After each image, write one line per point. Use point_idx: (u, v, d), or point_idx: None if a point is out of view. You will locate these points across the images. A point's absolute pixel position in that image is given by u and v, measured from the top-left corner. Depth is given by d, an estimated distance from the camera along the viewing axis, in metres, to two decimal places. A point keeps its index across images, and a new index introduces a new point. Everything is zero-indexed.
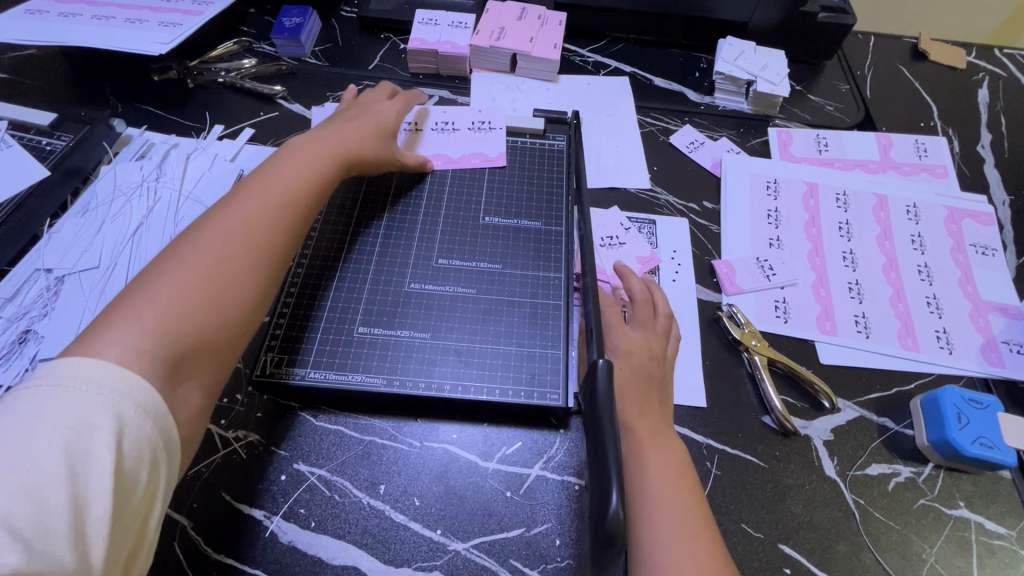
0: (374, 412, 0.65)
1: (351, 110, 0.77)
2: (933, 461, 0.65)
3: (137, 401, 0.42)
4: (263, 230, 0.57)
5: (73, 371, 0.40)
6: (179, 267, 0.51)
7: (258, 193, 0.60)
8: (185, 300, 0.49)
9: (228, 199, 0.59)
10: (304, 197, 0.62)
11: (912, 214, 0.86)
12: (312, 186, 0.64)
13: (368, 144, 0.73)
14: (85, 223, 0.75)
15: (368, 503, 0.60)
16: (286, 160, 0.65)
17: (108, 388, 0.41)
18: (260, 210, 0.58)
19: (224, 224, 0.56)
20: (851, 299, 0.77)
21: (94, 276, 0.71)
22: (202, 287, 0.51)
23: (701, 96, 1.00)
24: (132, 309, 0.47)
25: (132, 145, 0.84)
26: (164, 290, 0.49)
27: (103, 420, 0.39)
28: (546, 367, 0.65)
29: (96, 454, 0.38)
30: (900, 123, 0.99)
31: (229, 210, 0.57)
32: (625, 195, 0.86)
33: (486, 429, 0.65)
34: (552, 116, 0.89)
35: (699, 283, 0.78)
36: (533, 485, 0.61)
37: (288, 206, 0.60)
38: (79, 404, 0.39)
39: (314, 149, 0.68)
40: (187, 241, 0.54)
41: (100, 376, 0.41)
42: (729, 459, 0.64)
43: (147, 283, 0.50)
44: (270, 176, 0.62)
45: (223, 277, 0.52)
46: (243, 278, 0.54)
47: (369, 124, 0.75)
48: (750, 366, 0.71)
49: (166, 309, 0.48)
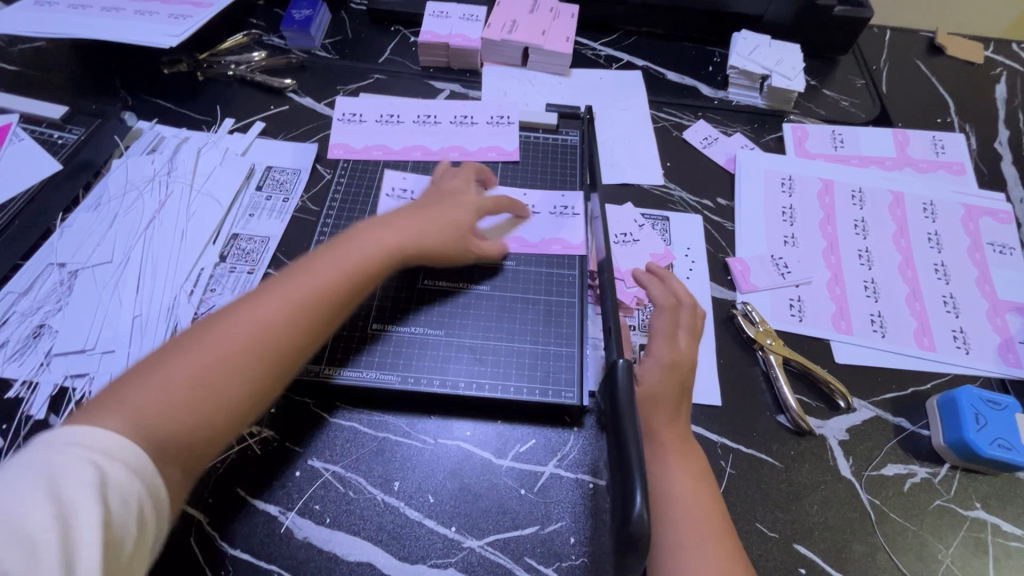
0: (388, 408, 0.65)
1: (443, 184, 0.72)
2: (949, 462, 0.65)
3: (125, 458, 0.40)
4: (288, 318, 0.52)
5: (55, 437, 0.40)
6: (185, 348, 0.48)
7: (303, 278, 0.55)
8: (178, 391, 0.46)
9: (275, 276, 0.56)
10: (341, 292, 0.56)
11: (929, 212, 0.85)
12: (355, 278, 0.57)
13: (437, 229, 0.65)
14: (97, 217, 0.75)
15: (382, 500, 0.60)
16: (347, 243, 0.60)
17: (88, 446, 0.40)
18: (290, 300, 0.53)
19: (250, 308, 0.51)
20: (866, 298, 0.77)
21: (107, 271, 0.71)
22: (192, 383, 0.46)
23: (715, 90, 0.99)
24: (127, 387, 0.45)
25: (143, 138, 0.84)
26: (159, 374, 0.46)
27: (84, 473, 0.38)
28: (561, 365, 0.65)
29: (79, 504, 0.37)
30: (916, 119, 0.98)
31: (267, 291, 0.53)
32: (638, 191, 0.85)
33: (500, 426, 0.64)
34: (565, 111, 0.88)
35: (713, 280, 0.78)
36: (547, 483, 0.61)
37: (322, 300, 0.54)
38: (60, 461, 0.38)
39: (380, 232, 0.62)
40: (212, 318, 0.51)
41: (82, 439, 0.40)
42: (743, 459, 0.64)
43: (154, 357, 0.48)
44: (325, 259, 0.57)
45: (223, 365, 0.48)
46: (249, 369, 0.49)
47: (455, 209, 0.68)
48: (765, 365, 0.71)
49: (155, 397, 0.44)
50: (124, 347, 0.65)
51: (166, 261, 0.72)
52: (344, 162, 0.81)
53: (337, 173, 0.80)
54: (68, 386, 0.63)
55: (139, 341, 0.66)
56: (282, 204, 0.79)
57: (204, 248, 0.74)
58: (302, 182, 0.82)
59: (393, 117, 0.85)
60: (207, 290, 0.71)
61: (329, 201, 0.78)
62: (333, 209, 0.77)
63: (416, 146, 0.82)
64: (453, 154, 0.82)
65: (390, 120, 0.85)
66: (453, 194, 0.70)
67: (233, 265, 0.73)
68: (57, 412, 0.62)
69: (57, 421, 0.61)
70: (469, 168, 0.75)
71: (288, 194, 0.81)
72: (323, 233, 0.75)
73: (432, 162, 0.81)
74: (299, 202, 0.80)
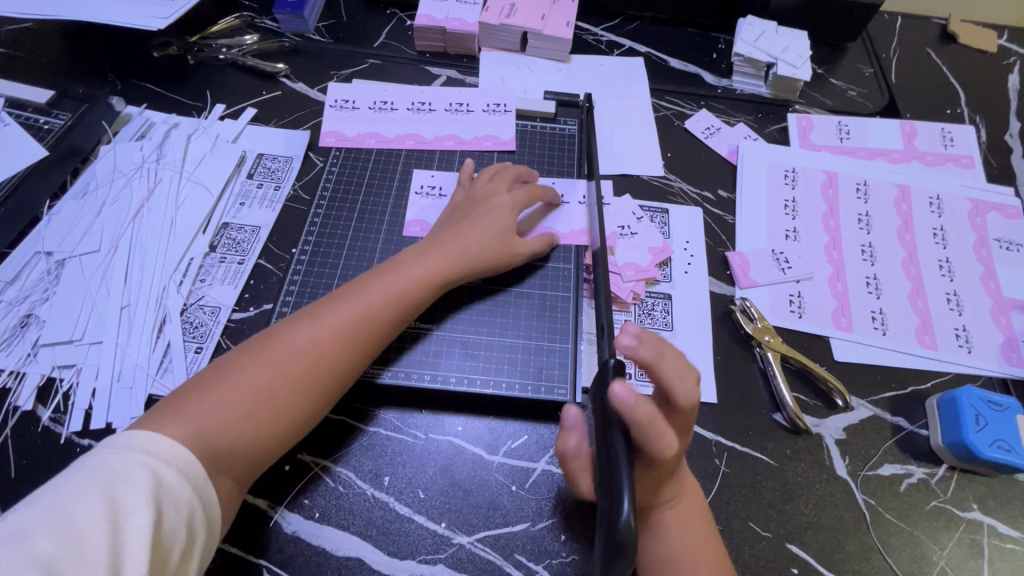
0: (378, 401, 0.64)
1: (480, 190, 0.70)
2: (947, 462, 0.64)
3: (181, 467, 0.47)
4: (333, 344, 0.56)
5: (124, 441, 0.46)
6: (242, 369, 0.54)
7: (347, 310, 0.58)
8: (232, 411, 0.52)
9: (325, 302, 0.60)
10: (381, 326, 0.59)
11: (935, 206, 0.83)
12: (394, 311, 0.60)
13: (473, 249, 0.65)
14: (85, 205, 0.73)
15: (372, 495, 0.59)
16: (390, 272, 0.62)
17: (151, 453, 0.46)
18: (335, 333, 0.57)
19: (299, 337, 0.56)
20: (868, 294, 0.75)
21: (94, 260, 0.69)
22: (244, 405, 0.52)
23: (719, 79, 0.96)
24: (195, 399, 0.52)
25: (131, 124, 0.82)
26: (220, 393, 0.52)
27: (143, 480, 0.44)
28: (555, 361, 0.64)
29: (133, 509, 0.42)
30: (925, 110, 0.95)
31: (315, 319, 0.57)
32: (638, 182, 0.83)
33: (492, 422, 0.63)
34: (563, 99, 0.86)
35: (712, 275, 0.76)
36: (539, 480, 0.60)
37: (361, 334, 0.58)
38: (123, 467, 0.44)
39: (419, 259, 0.63)
40: (268, 340, 0.56)
41: (147, 447, 0.46)
42: (738, 457, 0.63)
43: (218, 373, 0.54)
44: (369, 288, 0.60)
45: (272, 388, 0.53)
46: (294, 391, 0.54)
47: (492, 220, 0.67)
48: (762, 362, 0.69)
49: (212, 410, 0.51)
50: (112, 338, 0.65)
51: (155, 250, 0.71)
52: (336, 150, 0.79)
53: (329, 161, 0.79)
54: (55, 378, 0.62)
55: (127, 332, 0.65)
56: (273, 193, 0.78)
57: (194, 237, 0.73)
58: (294, 170, 0.80)
59: (387, 104, 0.83)
60: (196, 281, 0.70)
61: (320, 189, 0.76)
62: (324, 198, 0.76)
63: (410, 134, 0.81)
64: (446, 143, 0.80)
65: (383, 107, 0.83)
66: (489, 203, 0.69)
67: (224, 256, 0.72)
68: (45, 403, 0.61)
69: (45, 413, 0.61)
70: (510, 168, 0.73)
71: (280, 182, 0.79)
72: (314, 222, 0.73)
73: (426, 151, 0.80)
74: (291, 190, 0.78)
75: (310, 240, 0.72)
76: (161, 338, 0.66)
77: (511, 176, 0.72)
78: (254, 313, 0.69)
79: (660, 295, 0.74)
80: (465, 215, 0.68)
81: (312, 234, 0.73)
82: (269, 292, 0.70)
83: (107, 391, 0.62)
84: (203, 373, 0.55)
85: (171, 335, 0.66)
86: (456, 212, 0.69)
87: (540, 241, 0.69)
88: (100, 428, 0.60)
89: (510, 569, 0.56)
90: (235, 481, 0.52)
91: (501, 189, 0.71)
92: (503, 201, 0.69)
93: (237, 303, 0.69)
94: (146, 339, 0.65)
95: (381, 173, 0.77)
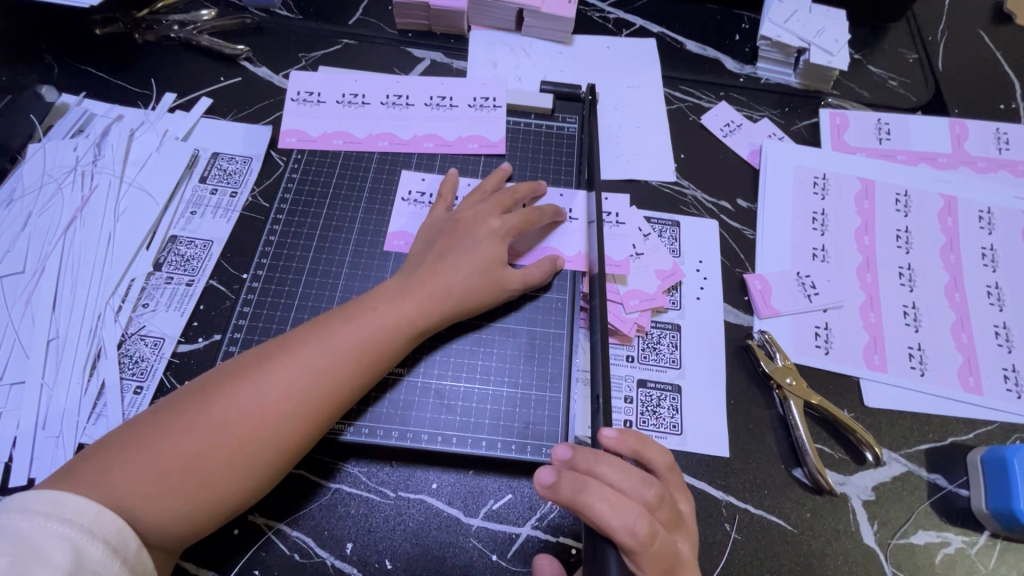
0: (341, 453, 0.56)
1: (469, 213, 0.61)
2: (990, 529, 0.56)
3: (109, 541, 0.39)
4: (292, 404, 0.48)
5: (42, 505, 0.39)
6: (179, 424, 0.45)
7: (309, 360, 0.49)
8: (163, 478, 0.43)
9: (285, 343, 0.51)
10: (349, 380, 0.50)
11: (986, 221, 0.72)
12: (366, 361, 0.51)
13: (459, 287, 0.56)
14: (10, 216, 0.64)
15: (333, 565, 0.52)
16: (364, 311, 0.53)
17: (72, 522, 0.39)
18: (293, 389, 0.48)
19: (250, 390, 0.47)
20: (905, 327, 0.66)
21: (19, 283, 0.61)
22: (178, 471, 0.44)
23: (742, 65, 0.84)
24: (118, 459, 0.43)
25: (67, 117, 0.72)
26: (150, 455, 0.44)
27: (64, 556, 0.37)
28: (543, 414, 0.56)
29: None
30: (975, 105, 0.83)
31: (271, 367, 0.49)
32: (646, 189, 0.73)
33: (471, 479, 0.55)
34: (563, 91, 0.75)
35: (728, 301, 0.67)
36: (523, 548, 0.53)
37: (325, 390, 0.49)
38: (39, 539, 0.37)
39: (398, 297, 0.54)
40: (213, 387, 0.48)
41: (69, 514, 0.39)
42: (751, 521, 0.56)
43: (150, 425, 0.45)
44: (337, 332, 0.51)
45: (217, 452, 0.45)
46: (243, 458, 0.46)
47: (482, 252, 0.58)
48: (782, 408, 0.61)
49: (141, 478, 0.43)
50: (37, 378, 0.57)
51: (90, 270, 0.62)
52: (299, 152, 0.69)
53: (290, 165, 0.68)
54: None
55: (55, 370, 0.57)
56: (228, 200, 0.68)
57: (136, 255, 0.64)
58: (253, 173, 0.70)
59: (358, 97, 0.72)
60: (137, 306, 0.61)
61: (279, 198, 0.66)
62: (283, 208, 0.66)
63: (384, 134, 0.70)
64: (426, 144, 0.69)
65: (354, 101, 0.72)
66: (479, 231, 0.59)
67: (169, 276, 0.63)
68: None
69: None
70: (510, 192, 0.63)
71: (236, 188, 0.69)
72: (270, 239, 0.64)
73: (403, 153, 0.69)
74: (248, 197, 0.68)
75: (265, 260, 0.63)
76: (94, 377, 0.57)
77: (510, 202, 0.62)
78: (202, 346, 0.60)
79: (667, 327, 0.64)
80: (450, 244, 0.59)
81: (268, 253, 0.63)
82: (221, 320, 0.61)
83: (31, 441, 0.54)
84: (135, 422, 0.46)
85: (106, 373, 0.57)
86: (440, 239, 0.60)
87: (541, 270, 0.60)
88: (21, 484, 0.53)
89: None
90: (167, 552, 0.45)
91: (494, 214, 0.61)
92: (497, 229, 0.60)
93: (184, 334, 0.60)
94: (76, 378, 0.57)
95: (349, 181, 0.67)
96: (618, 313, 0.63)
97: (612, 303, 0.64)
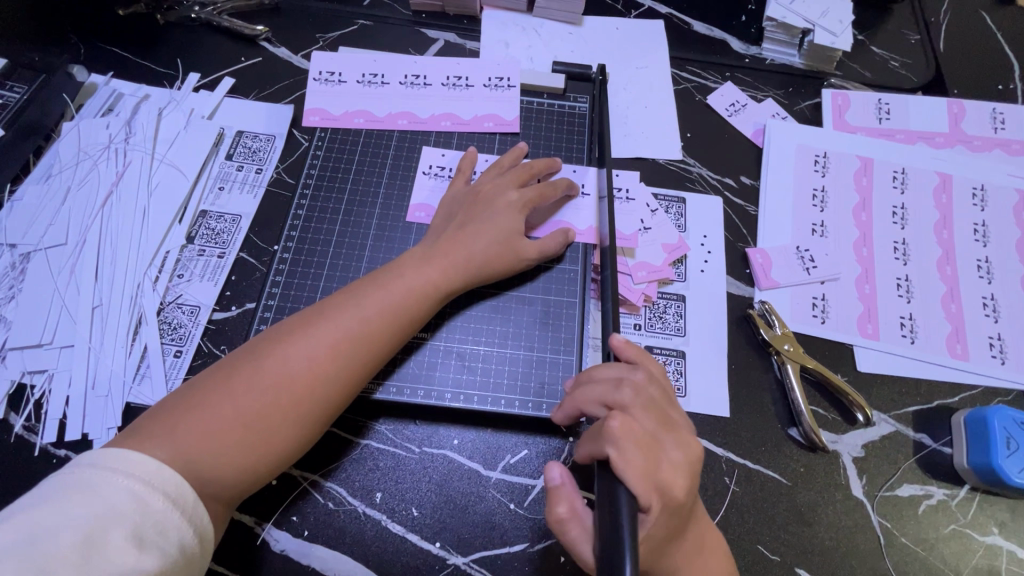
0: (370, 412, 0.60)
1: (488, 186, 0.64)
2: (970, 483, 0.61)
3: (168, 492, 0.43)
4: (331, 363, 0.51)
5: (108, 460, 0.43)
6: (231, 387, 0.49)
7: (345, 324, 0.53)
8: (221, 435, 0.47)
9: (320, 310, 0.54)
10: (382, 341, 0.54)
11: (979, 198, 0.76)
12: (396, 324, 0.55)
13: (480, 256, 0.60)
14: (49, 190, 0.68)
15: (364, 512, 0.56)
16: (391, 279, 0.57)
17: (133, 476, 0.42)
18: (331, 350, 0.52)
19: (293, 353, 0.51)
20: (898, 298, 0.70)
21: (62, 254, 0.65)
22: (235, 428, 0.48)
23: (747, 46, 0.86)
24: (179, 420, 0.47)
25: (97, 96, 0.75)
26: (206, 414, 0.48)
27: (130, 508, 0.40)
28: (557, 375, 0.61)
29: (112, 541, 0.39)
30: (974, 85, 0.86)
31: (310, 332, 0.52)
32: (653, 167, 0.76)
33: (489, 435, 0.60)
34: (574, 71, 0.78)
35: (730, 274, 0.70)
36: (538, 498, 0.57)
37: (362, 352, 0.53)
38: (107, 491, 0.41)
39: (423, 265, 0.58)
40: (259, 352, 0.51)
41: (131, 468, 0.43)
42: (749, 476, 0.60)
43: (204, 389, 0.49)
44: (368, 299, 0.55)
45: (268, 409, 0.49)
46: (289, 413, 0.50)
47: (500, 223, 0.62)
48: (780, 372, 0.65)
49: (201, 434, 0.47)
50: (85, 342, 0.61)
51: (127, 243, 0.66)
52: (322, 130, 0.72)
53: (314, 142, 0.71)
54: (26, 384, 0.59)
55: (100, 335, 0.61)
56: (254, 176, 0.71)
57: (170, 228, 0.67)
58: (277, 150, 0.73)
59: (377, 77, 0.75)
60: (173, 277, 0.65)
61: (304, 174, 0.69)
62: (309, 184, 0.69)
63: (403, 112, 0.73)
64: (443, 123, 0.72)
65: (374, 80, 0.74)
66: (497, 203, 0.63)
67: (202, 248, 0.66)
68: (17, 411, 0.58)
69: (17, 421, 0.58)
70: (527, 166, 0.66)
71: (261, 165, 0.72)
72: (297, 213, 0.67)
73: (422, 131, 0.72)
74: (273, 173, 0.72)
75: (294, 234, 0.66)
76: (137, 341, 0.61)
77: (527, 176, 0.66)
78: (236, 314, 0.64)
79: (673, 297, 0.68)
80: (470, 216, 0.62)
81: (296, 226, 0.67)
82: (252, 289, 0.65)
83: (82, 400, 0.58)
84: (188, 386, 0.50)
85: (148, 338, 0.61)
86: (461, 211, 0.63)
87: (555, 241, 0.63)
88: (76, 439, 0.57)
89: None
90: (227, 503, 0.49)
91: (512, 187, 0.64)
92: (515, 201, 0.63)
93: (218, 302, 0.64)
94: (121, 342, 0.61)
95: (371, 157, 0.71)
96: (628, 284, 0.67)
97: (623, 274, 0.68)
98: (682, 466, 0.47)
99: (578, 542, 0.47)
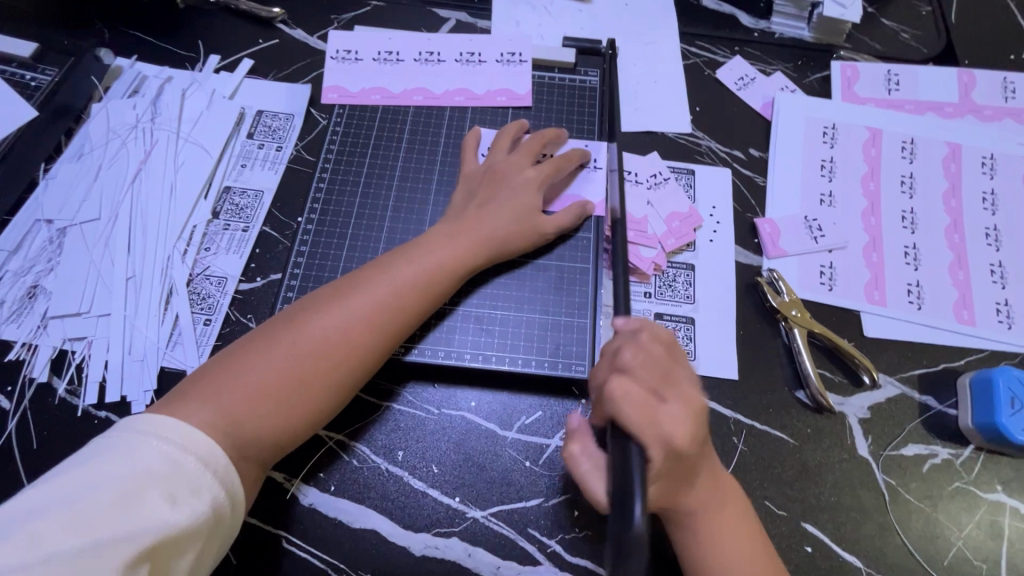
0: (395, 376, 0.63)
1: (503, 164, 0.66)
2: (974, 443, 0.62)
3: (200, 453, 0.45)
4: (362, 333, 0.54)
5: (143, 425, 0.44)
6: (268, 354, 0.51)
7: (379, 295, 0.55)
8: (258, 401, 0.49)
9: (354, 281, 0.56)
10: (412, 312, 0.57)
11: (988, 166, 0.76)
12: (423, 298, 0.57)
13: (502, 231, 0.62)
14: (81, 168, 0.71)
15: (387, 469, 0.59)
16: (417, 253, 0.59)
17: (167, 439, 0.44)
18: (364, 320, 0.54)
19: (326, 322, 0.53)
20: (906, 266, 0.71)
21: (96, 228, 0.68)
22: (275, 393, 0.50)
23: (757, 20, 0.87)
24: (222, 381, 0.50)
25: (122, 78, 0.77)
26: (245, 380, 0.50)
27: (161, 469, 0.42)
28: (572, 337, 0.63)
29: (148, 498, 0.41)
30: (985, 55, 0.86)
31: (343, 302, 0.54)
32: (663, 140, 0.77)
33: (506, 397, 0.62)
34: (584, 46, 0.79)
35: (739, 243, 0.72)
36: (553, 456, 0.60)
37: (395, 322, 0.55)
38: (143, 453, 0.43)
39: (449, 240, 0.60)
40: (295, 321, 0.53)
41: (165, 434, 0.44)
42: (757, 437, 0.62)
43: (243, 354, 0.51)
44: (397, 272, 0.57)
45: (301, 378, 0.51)
46: (322, 379, 0.52)
47: (519, 200, 0.64)
48: (787, 337, 0.66)
49: (240, 398, 0.49)
50: (120, 311, 0.64)
51: (156, 218, 0.69)
52: (340, 107, 0.74)
53: (333, 119, 0.74)
54: (67, 350, 0.63)
55: (135, 304, 0.65)
56: (275, 154, 0.74)
57: (196, 204, 0.70)
58: (296, 129, 0.75)
59: (392, 55, 0.77)
60: (201, 250, 0.68)
61: (324, 150, 0.72)
62: (329, 159, 0.71)
63: (418, 89, 0.75)
64: (456, 98, 0.74)
65: (389, 58, 0.76)
66: (515, 180, 0.65)
67: (227, 223, 0.69)
68: (60, 375, 0.62)
69: (60, 385, 0.61)
70: (538, 137, 0.68)
71: (281, 142, 0.74)
72: (319, 187, 0.70)
73: (436, 107, 0.74)
74: (293, 151, 0.74)
75: (315, 208, 0.69)
76: (169, 310, 0.64)
77: (539, 149, 0.68)
78: (261, 284, 0.66)
79: (683, 266, 0.70)
80: (491, 194, 0.64)
81: (318, 199, 0.69)
82: (276, 261, 0.68)
83: (120, 364, 0.62)
84: (225, 354, 0.52)
85: (179, 308, 0.64)
86: (479, 190, 0.65)
87: (572, 213, 0.65)
88: (116, 401, 0.61)
89: (523, 542, 0.57)
90: (261, 465, 0.51)
91: (526, 165, 0.66)
92: (533, 178, 0.65)
93: (244, 273, 0.67)
94: (153, 312, 0.64)
95: (388, 132, 0.73)
96: (654, 254, 0.69)
97: (650, 244, 0.70)
98: (682, 416, 0.49)
99: (592, 474, 0.51)
